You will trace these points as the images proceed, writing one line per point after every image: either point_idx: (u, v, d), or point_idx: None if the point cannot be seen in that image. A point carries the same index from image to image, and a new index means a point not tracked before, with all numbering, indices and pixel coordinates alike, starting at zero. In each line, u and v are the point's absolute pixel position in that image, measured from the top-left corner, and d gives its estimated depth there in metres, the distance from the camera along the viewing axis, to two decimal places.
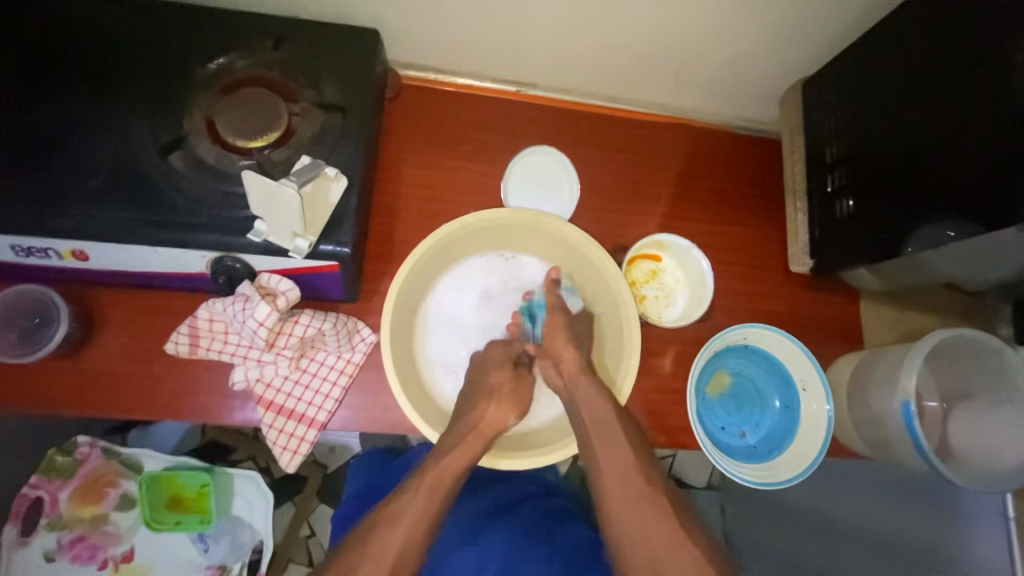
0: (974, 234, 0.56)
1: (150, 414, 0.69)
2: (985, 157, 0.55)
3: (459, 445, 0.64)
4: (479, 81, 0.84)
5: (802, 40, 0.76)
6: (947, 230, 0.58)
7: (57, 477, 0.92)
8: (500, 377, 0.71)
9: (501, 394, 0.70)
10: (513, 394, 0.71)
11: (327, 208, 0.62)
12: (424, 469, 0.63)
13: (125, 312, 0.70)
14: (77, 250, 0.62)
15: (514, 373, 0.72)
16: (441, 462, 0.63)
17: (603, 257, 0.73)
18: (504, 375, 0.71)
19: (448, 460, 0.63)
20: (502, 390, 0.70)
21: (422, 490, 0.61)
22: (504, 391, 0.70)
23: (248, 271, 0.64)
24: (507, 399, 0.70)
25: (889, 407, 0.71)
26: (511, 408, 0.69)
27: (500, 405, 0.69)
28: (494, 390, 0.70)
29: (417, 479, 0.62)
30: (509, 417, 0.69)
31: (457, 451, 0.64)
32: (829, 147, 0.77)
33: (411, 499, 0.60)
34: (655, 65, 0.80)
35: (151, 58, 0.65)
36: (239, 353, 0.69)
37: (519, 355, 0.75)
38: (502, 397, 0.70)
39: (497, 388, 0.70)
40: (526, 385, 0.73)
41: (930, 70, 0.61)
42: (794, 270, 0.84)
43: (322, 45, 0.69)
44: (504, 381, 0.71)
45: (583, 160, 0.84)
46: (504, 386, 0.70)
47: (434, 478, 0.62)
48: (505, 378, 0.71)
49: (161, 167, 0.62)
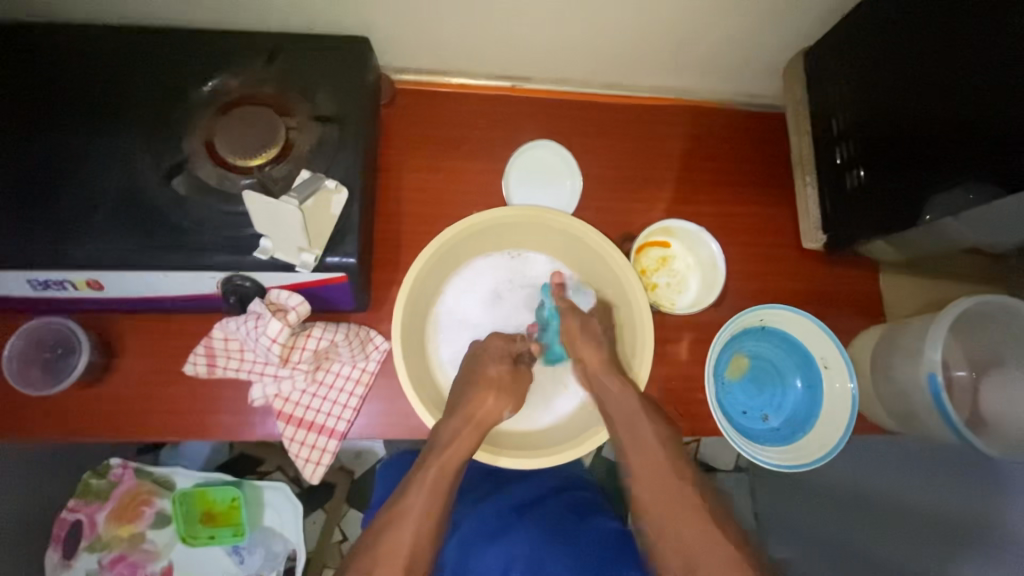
0: (998, 196, 0.54)
1: (175, 434, 0.70)
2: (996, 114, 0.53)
3: (458, 438, 0.64)
4: (473, 79, 0.84)
5: (799, 11, 0.74)
6: (967, 194, 0.57)
7: (93, 500, 0.94)
8: (500, 368, 0.69)
9: (501, 385, 0.68)
10: (513, 390, 0.69)
11: (330, 220, 0.62)
12: (426, 463, 0.64)
13: (143, 337, 0.72)
14: (91, 280, 0.63)
15: (513, 368, 0.71)
16: (442, 456, 0.63)
17: (607, 248, 0.72)
18: (502, 367, 0.70)
19: (450, 453, 0.64)
20: (502, 381, 0.69)
21: (427, 487, 0.62)
22: (503, 383, 0.69)
23: (258, 288, 0.64)
24: (506, 391, 0.68)
25: (915, 380, 0.69)
26: (509, 401, 0.68)
27: (500, 396, 0.68)
28: (494, 381, 0.68)
29: (421, 473, 0.63)
30: (505, 410, 0.68)
31: (459, 443, 0.64)
32: (836, 117, 0.75)
33: (417, 495, 0.62)
34: (649, 48, 0.79)
35: (148, 84, 0.66)
36: (255, 370, 0.69)
37: (521, 353, 0.74)
38: (502, 390, 0.68)
39: (497, 378, 0.68)
40: (525, 380, 0.72)
41: (933, 29, 0.59)
42: (808, 246, 0.82)
43: (311, 57, 0.69)
44: (504, 373, 0.69)
45: (584, 151, 0.83)
46: (502, 377, 0.69)
47: (437, 472, 0.63)
48: (505, 370, 0.70)
49: (165, 192, 0.62)
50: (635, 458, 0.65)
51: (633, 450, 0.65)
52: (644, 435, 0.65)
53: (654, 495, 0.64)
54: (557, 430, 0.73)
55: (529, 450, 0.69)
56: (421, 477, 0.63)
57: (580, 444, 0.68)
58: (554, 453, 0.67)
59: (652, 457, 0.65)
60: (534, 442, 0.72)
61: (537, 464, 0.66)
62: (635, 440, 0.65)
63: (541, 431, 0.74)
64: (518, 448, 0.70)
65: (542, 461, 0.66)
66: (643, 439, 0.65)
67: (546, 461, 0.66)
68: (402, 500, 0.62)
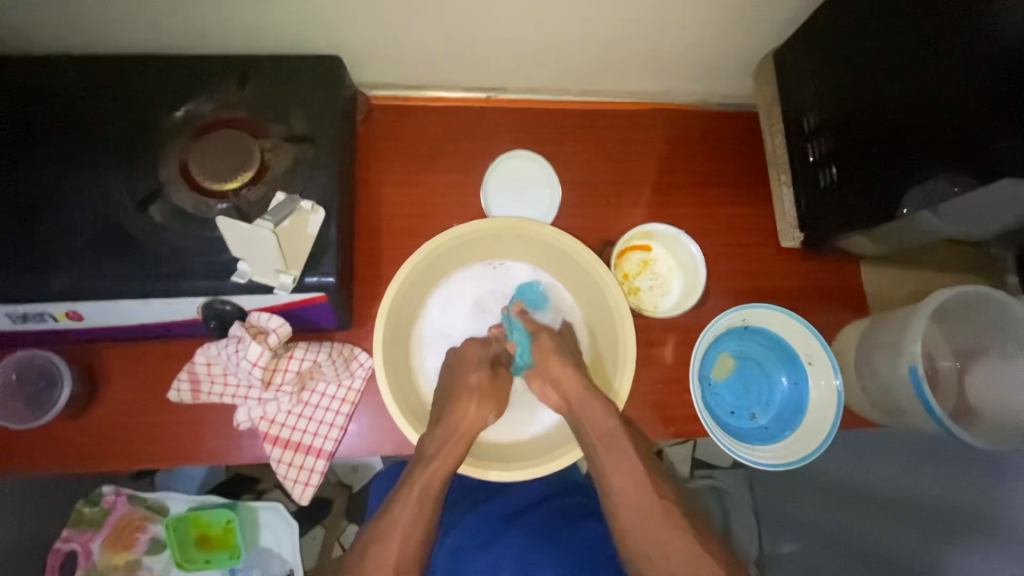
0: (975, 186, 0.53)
1: (163, 462, 0.70)
2: (970, 105, 0.52)
3: (442, 451, 0.64)
4: (448, 92, 0.84)
5: (766, 11, 0.74)
6: (952, 186, 0.55)
7: (87, 528, 0.93)
8: (479, 376, 0.70)
9: (482, 393, 0.69)
10: (493, 396, 0.70)
11: (308, 240, 0.62)
12: (412, 478, 0.63)
13: (127, 365, 0.72)
14: (71, 311, 0.63)
15: (492, 374, 0.71)
16: (428, 469, 0.63)
17: (580, 253, 0.72)
18: (482, 373, 0.70)
19: (435, 466, 0.63)
20: (483, 388, 0.69)
21: (411, 503, 0.61)
22: (484, 390, 0.69)
23: (238, 311, 0.64)
24: (488, 397, 0.69)
25: (898, 373, 0.70)
26: (490, 407, 0.68)
27: (480, 404, 0.68)
28: (475, 389, 0.69)
29: (406, 489, 0.62)
30: (489, 416, 0.68)
31: (443, 454, 0.63)
32: (807, 116, 0.76)
33: (402, 512, 0.61)
34: (620, 54, 0.79)
35: (120, 113, 0.66)
36: (239, 394, 0.69)
37: (498, 356, 0.74)
38: (484, 396, 0.69)
39: (477, 386, 0.69)
40: (505, 386, 0.72)
41: (899, 28, 0.60)
42: (786, 245, 0.83)
43: (283, 79, 0.69)
44: (482, 380, 0.70)
45: (561, 159, 0.84)
46: (482, 383, 0.69)
47: (425, 484, 0.62)
48: (483, 377, 0.70)
49: (142, 221, 0.62)
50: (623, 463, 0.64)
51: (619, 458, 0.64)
52: (631, 439, 0.65)
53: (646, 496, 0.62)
54: (544, 439, 0.74)
55: (518, 461, 0.69)
56: (408, 492, 0.62)
57: (568, 452, 0.68)
58: (541, 463, 0.68)
59: (636, 460, 0.64)
60: (522, 453, 0.72)
61: (528, 476, 0.66)
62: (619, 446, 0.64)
63: (528, 441, 0.74)
64: (506, 461, 0.70)
65: (532, 472, 0.67)
66: (633, 443, 0.65)
67: (535, 472, 0.67)
68: (388, 517, 0.61)
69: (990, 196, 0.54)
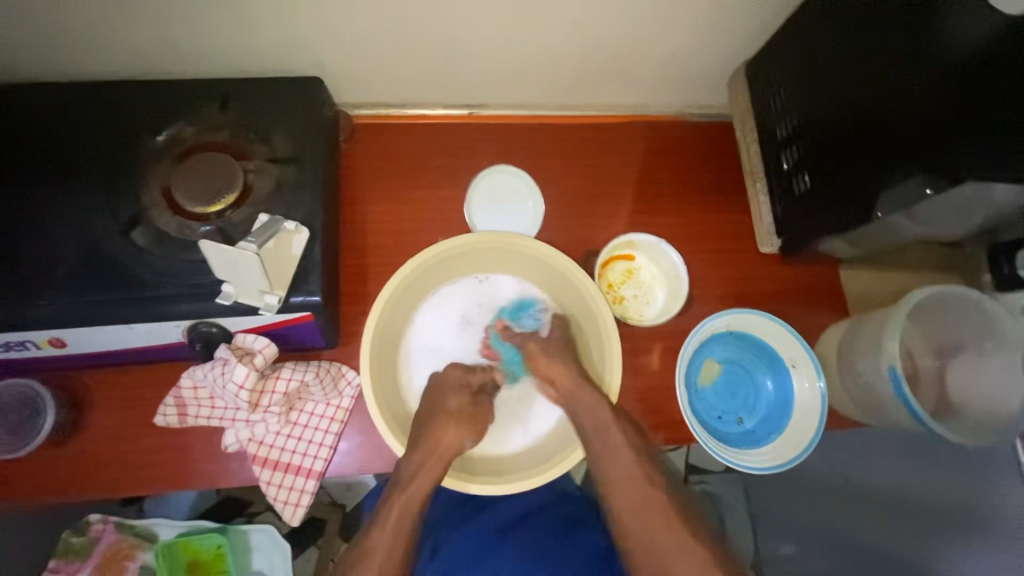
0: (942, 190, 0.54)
1: (151, 487, 0.69)
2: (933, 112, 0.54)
3: (421, 470, 0.64)
4: (430, 109, 0.85)
5: (735, 26, 0.77)
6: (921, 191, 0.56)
7: (76, 558, 0.91)
8: (459, 400, 0.70)
9: (461, 416, 0.69)
10: (472, 421, 0.69)
11: (292, 261, 0.63)
12: (392, 496, 0.64)
13: (112, 391, 0.71)
14: (54, 338, 0.62)
15: (473, 401, 0.72)
16: (406, 491, 0.63)
17: (559, 259, 0.73)
18: (462, 398, 0.70)
19: (414, 486, 0.63)
20: (462, 412, 0.69)
21: (390, 525, 0.62)
22: (462, 413, 0.69)
23: (225, 334, 0.65)
24: (466, 421, 0.69)
25: (878, 373, 0.71)
26: (468, 430, 0.68)
27: (458, 426, 0.68)
28: (454, 412, 0.69)
29: (385, 512, 0.63)
30: (466, 440, 0.68)
31: (421, 474, 0.64)
32: (779, 125, 0.78)
33: (380, 534, 0.61)
34: (597, 69, 0.81)
35: (103, 138, 0.67)
36: (227, 417, 0.69)
37: (482, 385, 0.74)
38: (464, 421, 0.69)
39: (456, 410, 0.69)
40: (484, 412, 0.72)
41: (863, 41, 0.62)
42: (765, 250, 0.84)
43: (265, 102, 0.70)
44: (462, 404, 0.70)
45: (543, 172, 0.85)
46: (463, 408, 0.69)
47: (402, 504, 0.63)
48: (463, 401, 0.70)
49: (125, 245, 0.62)
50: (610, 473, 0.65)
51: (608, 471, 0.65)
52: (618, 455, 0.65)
53: (633, 504, 0.63)
54: (534, 451, 0.74)
55: (509, 477, 0.69)
56: (386, 512, 0.63)
57: (562, 462, 0.68)
58: (533, 475, 0.68)
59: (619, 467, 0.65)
60: (509, 467, 0.72)
61: (518, 489, 0.67)
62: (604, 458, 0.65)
63: (517, 453, 0.74)
64: (498, 475, 0.70)
65: (526, 484, 0.67)
66: (610, 456, 0.65)
67: (526, 486, 0.67)
68: (366, 541, 0.61)
69: (954, 198, 0.56)
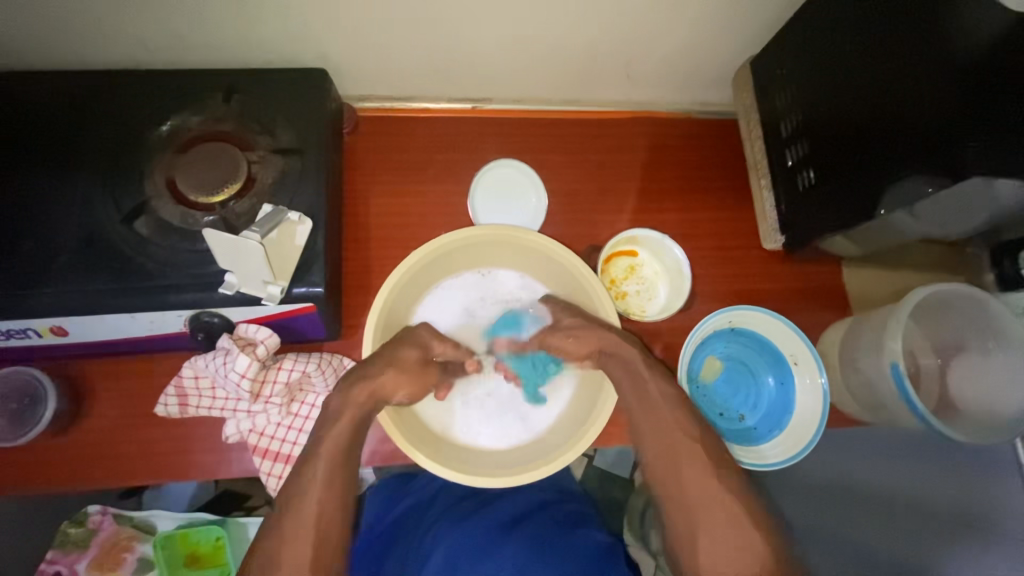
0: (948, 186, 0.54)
1: (151, 477, 0.69)
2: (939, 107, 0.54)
3: (353, 408, 0.59)
4: (435, 103, 0.85)
5: (740, 23, 0.77)
6: (926, 186, 0.55)
7: (73, 549, 0.91)
8: (409, 353, 0.67)
9: (405, 368, 0.65)
10: (416, 380, 0.67)
11: (295, 252, 0.63)
12: (315, 446, 0.57)
13: (113, 381, 0.71)
14: (55, 326, 0.62)
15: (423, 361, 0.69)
16: (337, 425, 0.58)
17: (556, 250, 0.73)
18: (412, 352, 0.67)
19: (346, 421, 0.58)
20: (407, 366, 0.66)
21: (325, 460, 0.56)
22: (409, 367, 0.66)
23: (226, 324, 0.64)
24: (407, 375, 0.65)
25: (881, 370, 0.71)
26: (405, 386, 0.65)
27: (398, 375, 0.64)
28: (398, 361, 0.65)
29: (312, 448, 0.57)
30: (399, 395, 0.64)
31: (343, 416, 0.59)
32: (784, 121, 0.77)
33: (314, 471, 0.55)
34: (602, 65, 0.81)
35: (106, 126, 0.66)
36: (228, 407, 0.69)
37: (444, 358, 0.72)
38: (407, 378, 0.66)
39: (403, 360, 0.65)
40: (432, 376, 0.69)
41: (870, 36, 0.62)
42: (768, 247, 0.84)
43: (268, 93, 0.69)
44: (411, 359, 0.66)
45: (547, 167, 0.85)
46: (409, 363, 0.66)
47: (334, 444, 0.57)
48: (414, 356, 0.67)
49: (127, 234, 0.62)
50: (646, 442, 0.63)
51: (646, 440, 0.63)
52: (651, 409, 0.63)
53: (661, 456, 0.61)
54: (535, 444, 0.74)
55: (447, 462, 0.68)
56: (310, 469, 0.55)
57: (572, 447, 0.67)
58: (539, 464, 0.68)
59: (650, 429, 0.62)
60: (510, 460, 0.72)
61: (523, 481, 0.67)
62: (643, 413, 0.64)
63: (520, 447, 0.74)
64: (500, 467, 0.70)
65: (536, 473, 0.67)
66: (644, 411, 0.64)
67: (534, 476, 0.67)
68: (297, 477, 0.55)
69: (959, 194, 0.55)
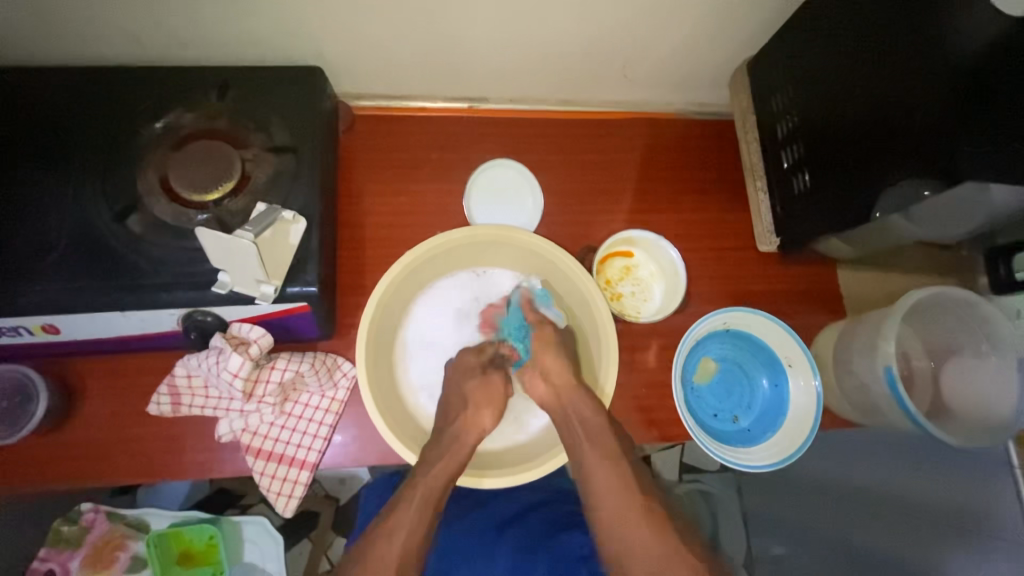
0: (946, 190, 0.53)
1: (142, 476, 0.69)
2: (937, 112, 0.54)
3: (445, 456, 0.64)
4: (431, 102, 0.85)
5: (735, 26, 0.77)
6: (924, 191, 0.55)
7: (65, 548, 0.91)
8: (472, 385, 0.70)
9: (478, 400, 0.69)
10: (492, 402, 0.69)
11: (289, 250, 0.62)
12: (413, 485, 0.61)
13: (105, 379, 0.71)
14: (47, 324, 0.62)
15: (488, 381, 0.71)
16: (430, 472, 0.62)
17: (561, 254, 0.73)
18: (476, 381, 0.70)
19: (436, 472, 0.62)
20: (477, 396, 0.69)
21: (417, 502, 0.60)
22: (481, 398, 0.69)
23: (220, 323, 0.64)
24: (485, 405, 0.69)
25: (874, 374, 0.71)
26: (487, 412, 0.68)
27: (476, 411, 0.68)
28: (471, 397, 0.69)
29: (408, 492, 0.61)
30: (487, 421, 0.68)
31: (444, 462, 0.63)
32: (781, 122, 0.77)
33: (405, 510, 0.59)
34: (599, 65, 0.81)
35: (99, 124, 0.66)
36: (221, 406, 0.69)
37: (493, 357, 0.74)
38: (481, 405, 0.69)
39: (472, 395, 0.69)
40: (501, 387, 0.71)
41: (866, 39, 0.62)
42: (763, 249, 0.84)
43: (263, 91, 0.69)
44: (477, 390, 0.69)
45: (543, 167, 0.85)
46: (477, 393, 0.69)
47: (425, 490, 0.61)
48: (478, 383, 0.70)
49: (120, 232, 0.62)
50: (596, 475, 0.63)
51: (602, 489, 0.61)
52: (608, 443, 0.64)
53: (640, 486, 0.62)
54: (532, 444, 0.74)
55: (496, 469, 0.70)
56: (400, 514, 0.59)
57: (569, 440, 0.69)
58: (544, 461, 0.69)
59: (602, 472, 0.62)
60: (507, 459, 0.72)
61: (523, 480, 0.67)
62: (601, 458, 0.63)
63: (515, 448, 0.74)
64: (496, 469, 0.70)
65: (540, 470, 0.68)
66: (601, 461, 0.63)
67: (545, 469, 0.68)
68: (392, 517, 0.59)
69: (957, 198, 0.55)
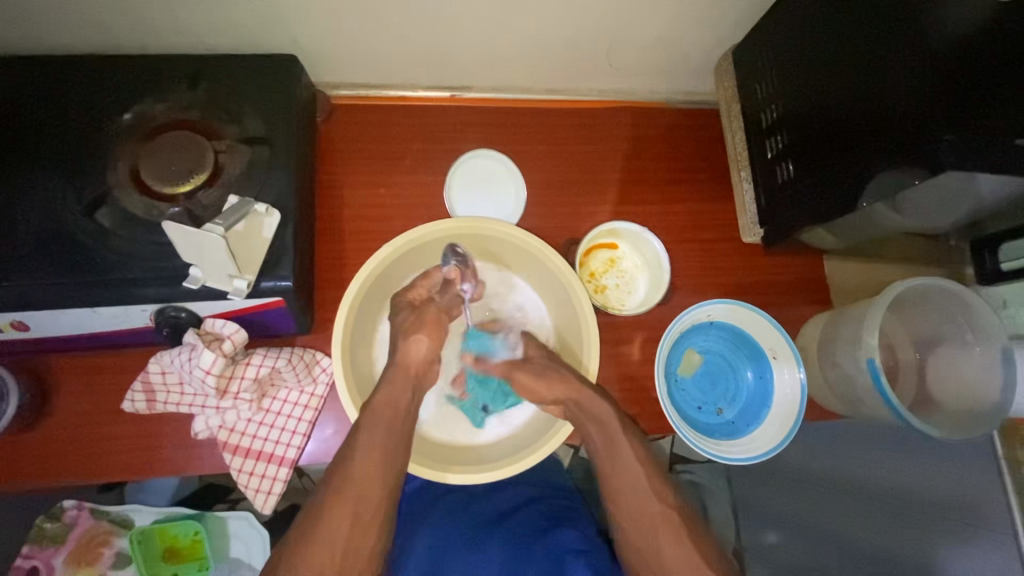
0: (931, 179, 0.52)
1: (119, 474, 0.68)
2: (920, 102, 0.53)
3: (394, 379, 0.63)
4: (412, 91, 0.83)
5: (719, 12, 0.75)
6: (908, 179, 0.54)
7: (48, 544, 0.90)
8: (406, 315, 0.68)
9: (413, 327, 0.66)
10: (430, 327, 0.67)
11: (263, 245, 0.61)
12: (369, 410, 0.60)
13: (79, 377, 0.70)
14: (16, 321, 0.61)
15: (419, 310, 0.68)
16: (385, 395, 0.62)
17: (511, 231, 0.72)
18: (407, 312, 0.68)
19: (389, 393, 0.62)
20: (411, 325, 0.67)
21: (382, 425, 0.59)
22: (414, 324, 0.67)
23: (193, 318, 0.63)
24: (421, 331, 0.66)
25: (857, 367, 0.71)
26: (425, 338, 0.66)
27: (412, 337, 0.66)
28: (405, 326, 0.67)
29: (370, 416, 0.60)
30: (420, 346, 0.65)
31: (397, 389, 0.63)
32: (765, 111, 0.76)
33: (371, 433, 0.58)
34: (583, 53, 0.79)
35: (66, 115, 0.64)
36: (196, 403, 0.68)
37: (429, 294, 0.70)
38: (418, 330, 0.66)
39: (405, 324, 0.67)
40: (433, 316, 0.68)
41: (849, 27, 0.61)
42: (748, 240, 0.84)
43: (235, 80, 0.67)
44: (408, 318, 0.67)
45: (526, 158, 0.83)
46: (408, 320, 0.67)
47: (388, 417, 0.60)
48: (407, 313, 0.68)
49: (88, 226, 0.60)
50: (606, 465, 0.62)
51: (604, 463, 0.62)
52: (603, 437, 0.63)
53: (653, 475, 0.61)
54: (513, 439, 0.73)
55: (479, 465, 0.69)
56: (362, 437, 0.58)
57: (552, 436, 0.69)
58: (526, 455, 0.68)
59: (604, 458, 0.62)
60: (489, 455, 0.72)
61: (488, 479, 0.67)
62: (611, 454, 0.62)
63: (494, 443, 0.73)
64: (477, 464, 0.70)
65: (520, 466, 0.68)
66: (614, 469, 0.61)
67: (527, 463, 0.67)
68: (354, 440, 0.58)
69: (942, 187, 0.54)
